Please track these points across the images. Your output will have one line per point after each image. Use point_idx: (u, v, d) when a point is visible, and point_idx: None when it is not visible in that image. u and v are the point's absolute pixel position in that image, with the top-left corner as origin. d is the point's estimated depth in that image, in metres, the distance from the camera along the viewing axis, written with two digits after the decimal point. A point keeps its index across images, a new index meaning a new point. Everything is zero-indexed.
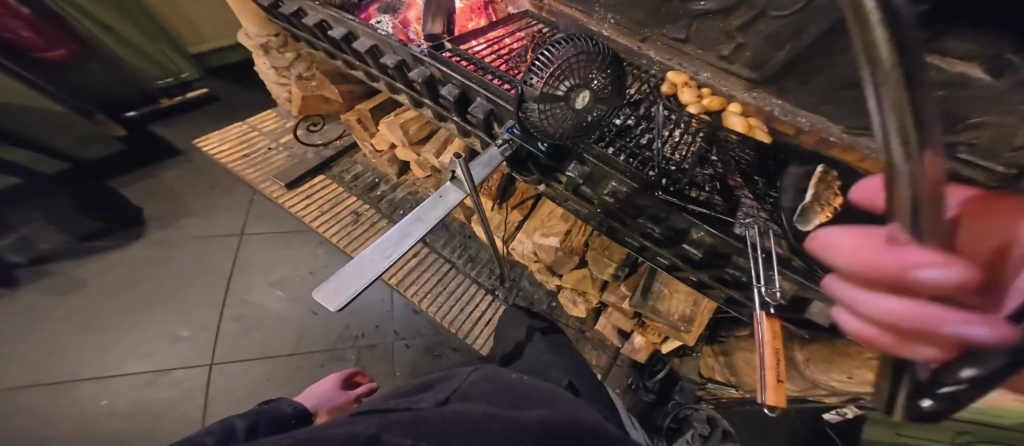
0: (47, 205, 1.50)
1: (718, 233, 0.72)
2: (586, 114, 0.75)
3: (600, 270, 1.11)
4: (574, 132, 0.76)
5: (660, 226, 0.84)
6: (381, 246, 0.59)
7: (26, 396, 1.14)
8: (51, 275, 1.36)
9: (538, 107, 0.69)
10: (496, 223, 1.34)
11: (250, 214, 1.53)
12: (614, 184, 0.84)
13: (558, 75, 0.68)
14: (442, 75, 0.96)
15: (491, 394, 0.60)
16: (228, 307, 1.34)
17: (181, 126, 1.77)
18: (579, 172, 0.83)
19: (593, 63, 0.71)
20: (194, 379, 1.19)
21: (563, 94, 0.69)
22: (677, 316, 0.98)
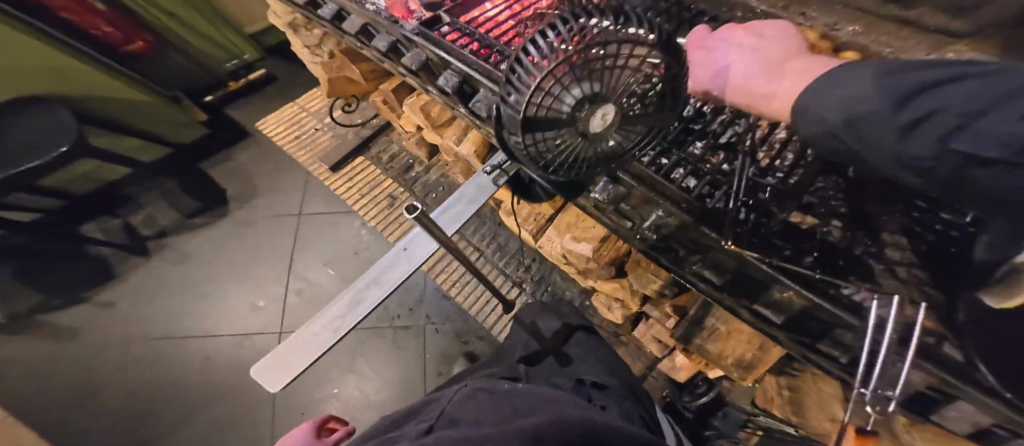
0: (163, 185, 1.77)
1: (827, 307, 0.44)
2: (612, 141, 0.44)
3: (642, 285, 0.94)
4: (591, 169, 0.48)
5: (727, 272, 0.56)
6: (331, 316, 0.52)
7: (163, 345, 1.46)
8: (168, 248, 1.63)
9: (522, 136, 0.41)
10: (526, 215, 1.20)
11: (306, 195, 1.63)
12: (659, 212, 0.59)
13: (557, 82, 0.36)
14: (436, 60, 0.75)
15: (481, 412, 0.46)
16: (292, 282, 1.50)
17: (250, 109, 1.94)
18: (607, 194, 0.66)
19: (630, 62, 0.37)
20: (267, 344, 1.41)
21: (568, 113, 0.38)
22: (732, 362, 0.74)
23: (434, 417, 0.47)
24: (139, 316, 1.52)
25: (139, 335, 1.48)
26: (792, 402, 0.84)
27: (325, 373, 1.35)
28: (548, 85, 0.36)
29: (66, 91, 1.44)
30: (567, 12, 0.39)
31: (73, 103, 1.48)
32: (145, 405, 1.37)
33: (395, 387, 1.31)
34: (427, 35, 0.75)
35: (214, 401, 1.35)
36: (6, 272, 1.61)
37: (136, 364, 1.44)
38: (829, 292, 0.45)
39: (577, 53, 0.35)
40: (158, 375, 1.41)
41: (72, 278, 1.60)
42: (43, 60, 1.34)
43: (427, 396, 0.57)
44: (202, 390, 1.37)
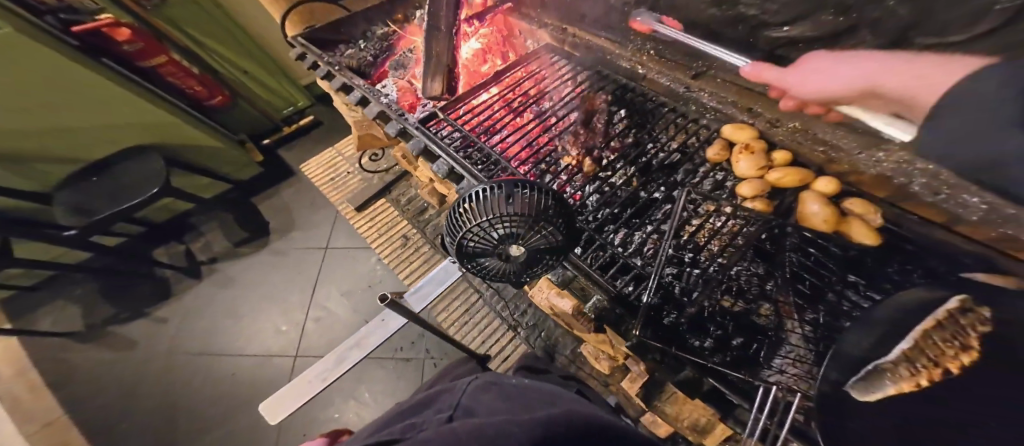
0: (219, 216, 2.02)
1: (725, 390, 0.51)
2: (536, 266, 0.50)
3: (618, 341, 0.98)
4: (518, 278, 0.52)
5: (652, 352, 0.59)
6: (320, 368, 0.62)
7: (203, 359, 1.67)
8: (218, 271, 1.86)
9: (460, 258, 0.50)
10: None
11: (335, 230, 1.83)
12: (598, 296, 0.63)
13: (485, 221, 0.46)
14: (435, 152, 0.82)
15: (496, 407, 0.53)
16: (312, 310, 1.66)
17: (297, 151, 2.20)
18: (559, 276, 0.69)
19: (544, 216, 0.46)
20: (286, 366, 1.58)
21: (496, 239, 0.47)
22: (687, 424, 0.77)
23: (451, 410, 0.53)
24: (187, 332, 1.75)
25: (185, 349, 1.71)
26: None
27: (335, 400, 1.47)
28: (478, 225, 0.47)
29: (157, 138, 1.75)
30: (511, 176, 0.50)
31: (160, 148, 1.79)
32: (183, 412, 1.56)
33: None
34: (428, 129, 0.86)
35: (238, 415, 1.52)
36: (93, 285, 1.92)
37: (179, 376, 1.65)
38: (725, 378, 0.51)
39: (505, 212, 0.46)
40: (196, 387, 1.61)
41: (141, 294, 1.87)
42: (144, 112, 1.65)
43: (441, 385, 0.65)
44: (234, 403, 1.55)
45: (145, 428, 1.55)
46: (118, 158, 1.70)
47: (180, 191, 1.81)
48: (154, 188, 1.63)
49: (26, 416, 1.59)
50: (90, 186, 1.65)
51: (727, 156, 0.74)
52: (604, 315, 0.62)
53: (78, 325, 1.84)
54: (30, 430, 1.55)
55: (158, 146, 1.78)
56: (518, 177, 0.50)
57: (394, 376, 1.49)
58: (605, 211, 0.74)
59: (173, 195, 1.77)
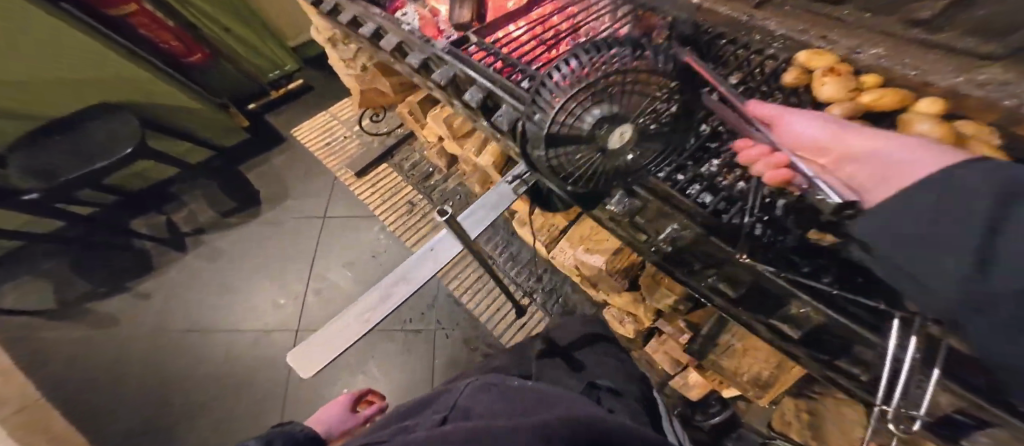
0: (203, 184, 1.85)
1: (844, 321, 0.46)
2: (635, 157, 0.49)
3: (656, 299, 0.96)
4: (607, 173, 0.49)
5: (744, 286, 0.59)
6: (360, 308, 0.53)
7: (193, 335, 1.56)
8: (206, 243, 1.72)
9: (545, 151, 0.46)
10: (541, 225, 1.25)
11: (332, 198, 1.68)
12: (675, 226, 0.61)
13: (580, 102, 0.42)
14: (468, 80, 0.74)
15: (493, 405, 0.47)
16: (313, 281, 1.55)
17: (288, 116, 2.01)
18: (623, 207, 0.67)
19: (653, 85, 0.43)
20: (286, 340, 1.49)
21: (587, 130, 0.43)
22: (747, 378, 0.76)
23: (447, 410, 0.48)
24: (175, 307, 1.62)
25: (173, 326, 1.59)
26: (812, 426, 0.83)
27: (342, 373, 1.41)
28: (570, 105, 0.42)
29: (132, 96, 1.58)
30: (592, 44, 0.46)
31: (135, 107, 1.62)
32: (177, 389, 1.47)
33: (404, 387, 1.37)
34: (461, 55, 0.76)
35: (238, 391, 1.44)
36: (65, 259, 1.76)
37: (167, 353, 1.54)
38: (847, 309, 0.47)
39: (602, 82, 0.41)
40: (189, 362, 1.51)
41: (119, 268, 1.72)
42: (115, 69, 1.47)
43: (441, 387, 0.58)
44: (233, 380, 1.46)
45: (132, 409, 1.45)
46: (86, 117, 1.51)
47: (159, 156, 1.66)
48: (129, 147, 1.48)
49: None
50: (52, 146, 1.47)
51: (805, 86, 0.66)
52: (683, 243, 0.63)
53: (48, 303, 1.68)
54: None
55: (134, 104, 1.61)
56: (608, 40, 0.46)
57: (401, 349, 1.42)
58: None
59: (153, 158, 1.62)
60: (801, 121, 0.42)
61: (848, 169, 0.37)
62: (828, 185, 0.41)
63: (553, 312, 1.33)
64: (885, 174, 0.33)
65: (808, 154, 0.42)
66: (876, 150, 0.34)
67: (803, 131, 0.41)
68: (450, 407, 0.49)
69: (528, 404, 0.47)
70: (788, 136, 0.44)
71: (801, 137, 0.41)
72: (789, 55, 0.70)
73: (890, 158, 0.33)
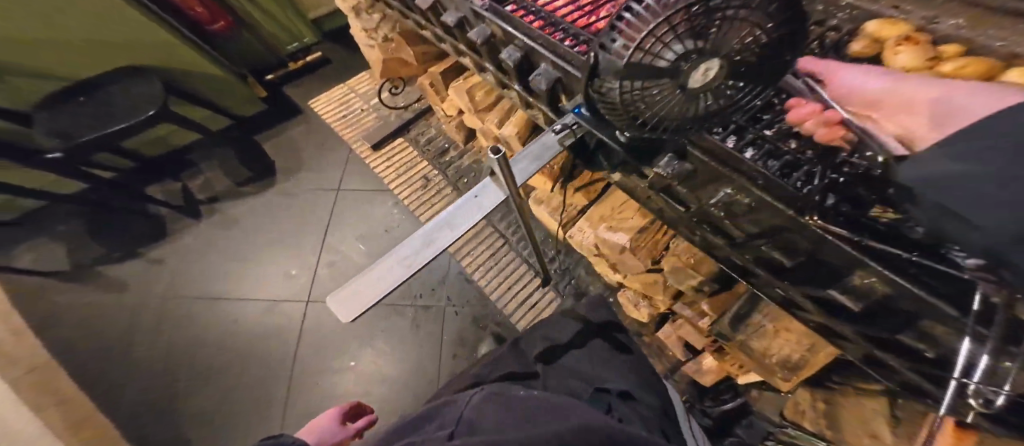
0: (220, 153, 1.85)
1: (920, 292, 0.45)
2: (706, 101, 0.50)
3: (679, 280, 0.95)
4: (682, 113, 0.50)
5: (801, 254, 0.60)
6: (404, 254, 0.56)
7: (205, 302, 1.57)
8: (221, 211, 1.72)
9: (622, 85, 0.47)
10: (558, 205, 1.24)
11: (347, 171, 1.68)
12: (727, 191, 0.63)
13: (670, 30, 0.41)
14: (508, 37, 0.81)
15: (498, 421, 0.51)
16: (325, 253, 1.55)
17: (305, 89, 2.00)
18: (672, 171, 0.67)
19: (758, 12, 0.41)
20: (297, 310, 1.51)
21: (668, 66, 0.43)
22: (777, 361, 0.75)
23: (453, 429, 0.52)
24: (190, 274, 1.63)
25: (186, 292, 1.60)
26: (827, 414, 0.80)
27: (353, 342, 1.44)
28: (658, 33, 0.41)
29: (163, 63, 1.57)
30: None
31: (162, 73, 1.60)
32: (190, 352, 1.49)
33: (411, 363, 1.38)
34: (499, 11, 0.81)
35: (249, 358, 1.46)
36: (81, 222, 1.78)
37: (180, 318, 1.56)
38: (920, 277, 0.47)
39: (696, 7, 0.39)
40: (201, 328, 1.53)
41: (136, 232, 1.74)
42: (144, 34, 1.46)
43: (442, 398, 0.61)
44: (245, 348, 1.48)
45: (138, 373, 1.47)
46: (111, 79, 1.51)
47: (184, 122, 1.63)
48: (151, 110, 1.47)
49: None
50: (75, 108, 1.48)
51: (870, 57, 0.62)
52: (739, 208, 0.64)
53: (65, 265, 1.70)
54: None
55: (162, 70, 1.59)
56: None
57: (410, 325, 1.42)
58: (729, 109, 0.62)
59: (178, 123, 1.61)
60: (861, 78, 0.50)
61: (902, 118, 0.44)
62: (871, 131, 0.47)
63: (565, 294, 1.33)
64: (945, 104, 0.39)
65: (859, 107, 0.49)
66: (935, 91, 0.41)
67: (867, 84, 0.49)
68: (459, 419, 0.53)
69: (532, 417, 0.51)
70: (845, 90, 0.51)
71: (857, 91, 0.49)
72: (855, 25, 0.64)
73: (950, 95, 0.40)
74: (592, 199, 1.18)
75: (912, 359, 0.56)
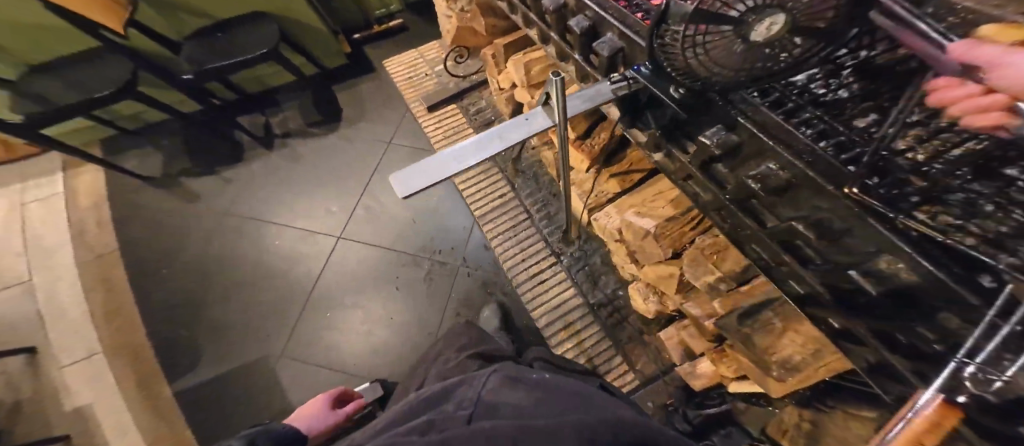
0: (300, 96, 2.08)
1: (943, 276, 0.43)
2: (767, 54, 0.51)
3: (695, 275, 0.93)
4: (738, 66, 0.53)
5: (833, 232, 0.56)
6: (458, 153, 0.63)
7: (255, 220, 1.76)
8: (289, 146, 1.92)
9: (686, 28, 0.48)
10: (589, 189, 1.25)
11: (400, 129, 1.82)
12: (769, 165, 0.61)
13: None
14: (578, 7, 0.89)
15: (519, 404, 0.58)
16: (365, 197, 1.69)
17: (383, 51, 2.19)
18: (718, 139, 0.66)
19: None
20: (326, 244, 1.63)
21: (735, 17, 0.45)
22: (777, 359, 0.72)
23: (473, 406, 0.58)
24: (251, 195, 1.84)
25: (242, 210, 1.80)
26: (809, 435, 0.76)
27: (368, 281, 1.54)
28: None
29: (279, 10, 1.79)
30: None
31: (278, 19, 1.83)
32: (234, 261, 1.67)
33: (416, 314, 1.45)
34: None
35: (278, 277, 1.61)
36: (179, 137, 2.07)
37: (234, 230, 1.75)
38: (951, 268, 0.44)
39: None
40: (248, 242, 1.71)
41: (216, 155, 1.99)
42: None
43: (456, 378, 0.69)
44: (279, 267, 1.63)
45: (183, 275, 1.67)
46: (241, 20, 1.77)
47: (290, 66, 1.85)
48: (264, 49, 1.69)
49: (86, 247, 1.76)
50: (212, 41, 1.74)
51: None
52: (776, 186, 0.61)
53: (156, 173, 1.98)
54: (84, 258, 1.72)
55: (277, 16, 1.82)
56: None
57: (423, 276, 1.49)
58: (789, 92, 0.63)
59: (285, 66, 1.81)
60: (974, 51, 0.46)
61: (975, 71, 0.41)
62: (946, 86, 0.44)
63: (576, 279, 1.34)
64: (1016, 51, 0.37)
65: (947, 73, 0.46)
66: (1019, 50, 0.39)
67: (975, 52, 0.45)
68: (479, 401, 0.59)
69: (556, 404, 0.58)
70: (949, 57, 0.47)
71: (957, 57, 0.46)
72: None
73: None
74: (625, 188, 1.19)
75: (911, 359, 0.51)
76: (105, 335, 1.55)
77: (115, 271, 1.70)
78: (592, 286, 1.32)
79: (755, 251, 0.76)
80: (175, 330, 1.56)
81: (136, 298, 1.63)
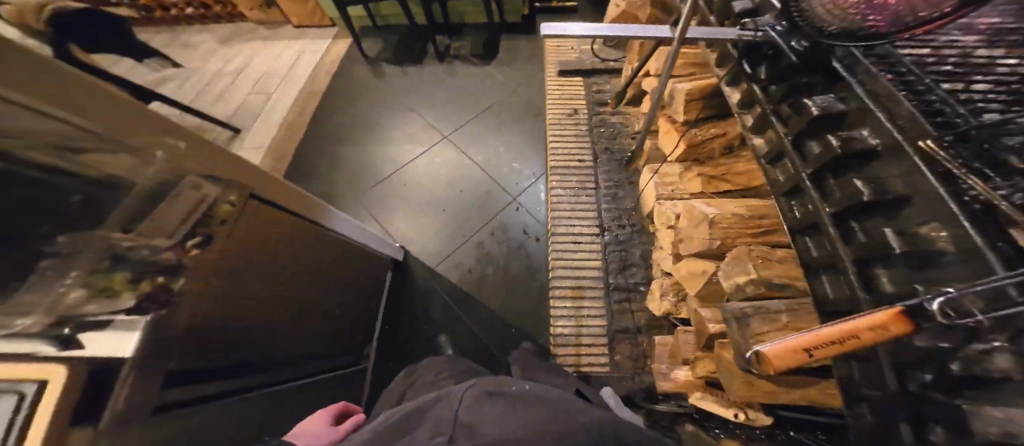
0: (472, 32, 2.37)
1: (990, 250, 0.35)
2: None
3: (726, 271, 0.74)
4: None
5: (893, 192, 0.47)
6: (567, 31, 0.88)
7: (389, 99, 2.11)
8: (450, 64, 2.24)
9: None
10: (669, 181, 1.12)
11: (530, 81, 2.06)
12: (863, 132, 0.52)
13: None
14: None
15: (497, 425, 0.50)
16: (476, 120, 1.96)
17: (555, 22, 2.38)
18: (822, 103, 0.57)
19: None
20: (428, 140, 1.92)
21: None
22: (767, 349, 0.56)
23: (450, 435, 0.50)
24: (395, 80, 2.19)
25: (382, 88, 2.16)
26: None
27: (442, 178, 1.77)
28: None
29: None
30: None
31: None
32: (360, 121, 2.04)
33: (462, 217, 1.64)
34: None
35: (382, 145, 1.94)
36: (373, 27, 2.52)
37: (369, 100, 2.12)
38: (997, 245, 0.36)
39: None
40: (376, 113, 2.07)
41: (405, 49, 2.33)
42: None
43: (434, 394, 0.61)
44: (387, 139, 1.96)
45: (323, 116, 2.07)
46: None
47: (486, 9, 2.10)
48: None
49: (281, 75, 2.25)
50: None
51: None
52: (858, 148, 0.51)
53: (373, 55, 2.32)
54: (273, 80, 2.23)
55: None
56: None
57: (484, 195, 1.68)
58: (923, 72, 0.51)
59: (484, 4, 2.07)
60: None
61: None
62: None
63: (606, 257, 1.35)
64: None
65: None
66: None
67: None
68: (454, 422, 0.52)
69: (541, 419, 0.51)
70: None
71: None
72: None
73: None
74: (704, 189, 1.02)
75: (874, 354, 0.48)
76: (276, 139, 1.97)
77: (286, 95, 2.16)
78: (619, 272, 1.31)
79: (805, 243, 0.60)
80: (311, 149, 1.95)
81: (283, 114, 2.08)
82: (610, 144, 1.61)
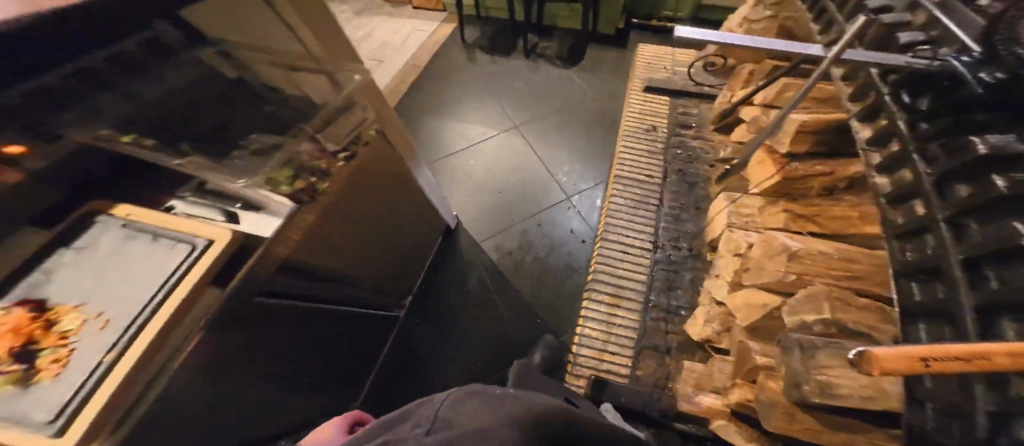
0: (564, 34, 2.42)
1: None
2: None
3: (796, 306, 0.74)
4: None
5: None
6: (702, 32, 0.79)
7: (472, 81, 2.22)
8: (534, 61, 2.30)
9: None
10: (745, 212, 1.10)
11: (612, 93, 2.09)
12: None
13: None
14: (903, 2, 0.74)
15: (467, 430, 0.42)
16: (550, 117, 2.01)
17: (648, 40, 2.37)
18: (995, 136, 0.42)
19: None
20: (500, 126, 1.99)
21: None
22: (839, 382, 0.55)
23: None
24: (482, 65, 2.29)
25: (468, 70, 2.27)
26: None
27: (506, 163, 1.84)
28: None
29: None
30: None
31: None
32: (442, 96, 2.15)
33: (517, 203, 1.70)
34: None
35: (457, 121, 2.04)
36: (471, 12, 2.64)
37: (453, 79, 2.23)
38: None
39: None
40: (457, 90, 2.18)
41: (498, 40, 2.43)
42: None
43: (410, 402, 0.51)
44: (463, 117, 2.05)
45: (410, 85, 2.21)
46: None
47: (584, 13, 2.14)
48: None
49: (383, 43, 2.45)
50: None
51: None
52: None
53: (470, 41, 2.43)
54: (375, 47, 2.43)
55: None
56: None
57: (543, 187, 1.73)
58: None
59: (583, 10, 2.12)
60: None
61: None
62: None
63: (653, 273, 1.35)
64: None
65: None
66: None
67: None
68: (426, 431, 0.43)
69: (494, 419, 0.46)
70: None
71: None
72: None
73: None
74: (788, 226, 0.99)
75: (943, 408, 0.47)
76: None
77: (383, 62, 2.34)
78: (664, 292, 1.30)
79: (910, 287, 0.50)
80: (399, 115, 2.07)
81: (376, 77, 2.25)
82: (685, 166, 1.58)
